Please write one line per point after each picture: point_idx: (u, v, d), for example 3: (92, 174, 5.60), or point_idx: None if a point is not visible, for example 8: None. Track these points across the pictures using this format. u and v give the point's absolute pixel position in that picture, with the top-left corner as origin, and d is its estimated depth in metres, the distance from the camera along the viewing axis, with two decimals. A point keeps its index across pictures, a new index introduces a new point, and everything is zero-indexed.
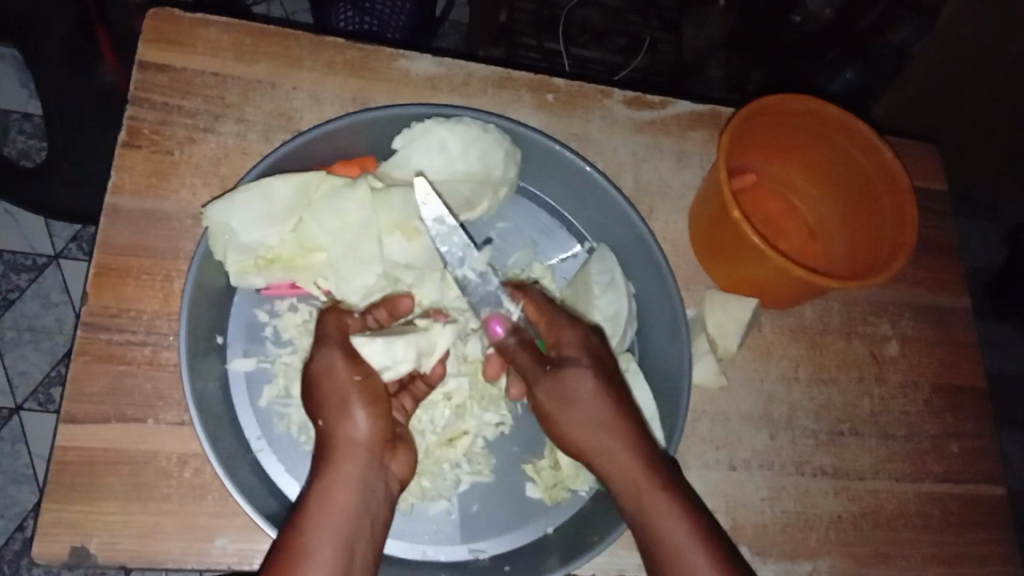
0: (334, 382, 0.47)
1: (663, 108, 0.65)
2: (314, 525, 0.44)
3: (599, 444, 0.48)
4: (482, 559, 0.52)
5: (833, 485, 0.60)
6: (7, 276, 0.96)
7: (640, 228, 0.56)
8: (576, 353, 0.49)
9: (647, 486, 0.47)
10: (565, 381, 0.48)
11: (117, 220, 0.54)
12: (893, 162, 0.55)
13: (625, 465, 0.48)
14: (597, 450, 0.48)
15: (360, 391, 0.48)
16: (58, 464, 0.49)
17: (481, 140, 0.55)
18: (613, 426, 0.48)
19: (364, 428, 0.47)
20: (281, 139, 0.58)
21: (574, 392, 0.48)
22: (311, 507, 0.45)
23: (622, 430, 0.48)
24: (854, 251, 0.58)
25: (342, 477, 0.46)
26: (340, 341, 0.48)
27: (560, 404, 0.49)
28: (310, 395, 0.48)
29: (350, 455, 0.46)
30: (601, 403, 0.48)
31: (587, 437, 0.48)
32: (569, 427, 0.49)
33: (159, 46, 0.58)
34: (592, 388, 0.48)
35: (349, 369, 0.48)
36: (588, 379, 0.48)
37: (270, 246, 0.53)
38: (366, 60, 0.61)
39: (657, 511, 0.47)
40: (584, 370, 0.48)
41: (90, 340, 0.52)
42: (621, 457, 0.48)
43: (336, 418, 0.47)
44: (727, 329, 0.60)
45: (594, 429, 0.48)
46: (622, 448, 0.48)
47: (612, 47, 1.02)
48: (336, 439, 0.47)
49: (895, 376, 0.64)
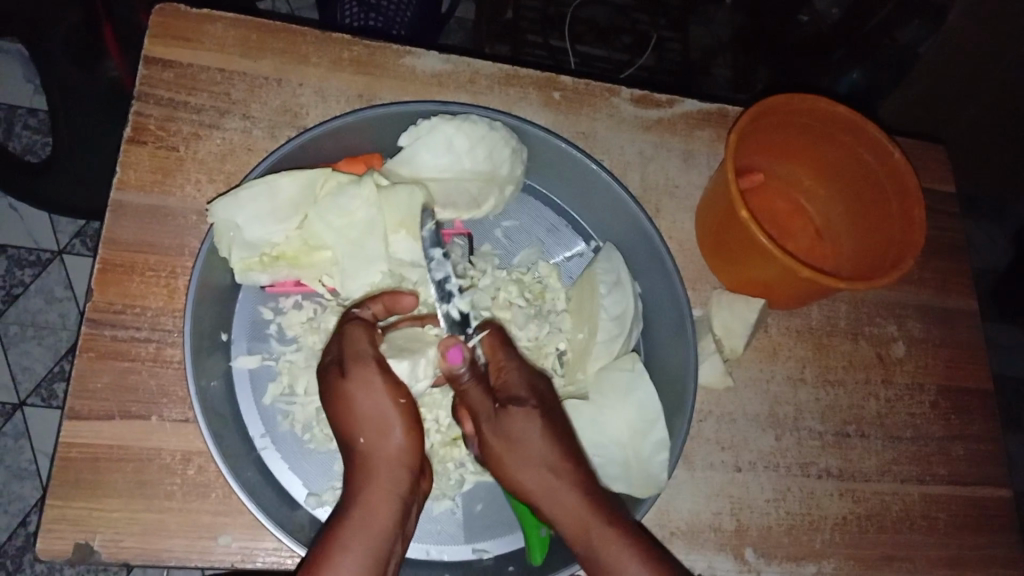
0: (380, 403, 0.47)
1: (671, 106, 0.65)
2: (351, 543, 0.44)
3: (544, 483, 0.48)
4: (487, 559, 0.52)
5: (838, 487, 0.59)
6: (11, 271, 0.96)
7: (647, 227, 0.56)
8: (524, 392, 0.49)
9: (594, 523, 0.47)
10: (512, 422, 0.48)
11: (122, 216, 0.54)
12: (903, 163, 0.55)
13: (569, 504, 0.47)
14: (545, 490, 0.48)
15: (403, 414, 0.47)
16: (63, 461, 0.49)
17: (487, 137, 0.55)
18: (559, 467, 0.48)
19: (401, 448, 0.47)
20: (287, 135, 0.58)
21: (519, 433, 0.48)
22: (348, 523, 0.45)
23: (570, 470, 0.48)
24: (861, 253, 0.58)
25: (381, 495, 0.46)
26: (376, 360, 0.47)
27: (504, 443, 0.48)
28: (346, 414, 0.47)
29: (392, 473, 0.46)
30: (546, 444, 0.48)
31: (532, 477, 0.48)
32: (514, 466, 0.48)
33: (165, 41, 0.57)
34: (538, 430, 0.48)
35: (391, 393, 0.47)
36: (535, 419, 0.48)
37: (276, 243, 0.53)
38: (372, 56, 0.61)
39: (605, 545, 0.46)
40: (531, 412, 0.48)
41: (95, 336, 0.51)
42: (564, 496, 0.47)
43: (376, 437, 0.47)
44: (734, 329, 0.59)
45: (535, 469, 0.48)
46: (570, 487, 0.47)
47: (619, 45, 1.02)
48: (375, 458, 0.47)
49: (901, 378, 0.64)
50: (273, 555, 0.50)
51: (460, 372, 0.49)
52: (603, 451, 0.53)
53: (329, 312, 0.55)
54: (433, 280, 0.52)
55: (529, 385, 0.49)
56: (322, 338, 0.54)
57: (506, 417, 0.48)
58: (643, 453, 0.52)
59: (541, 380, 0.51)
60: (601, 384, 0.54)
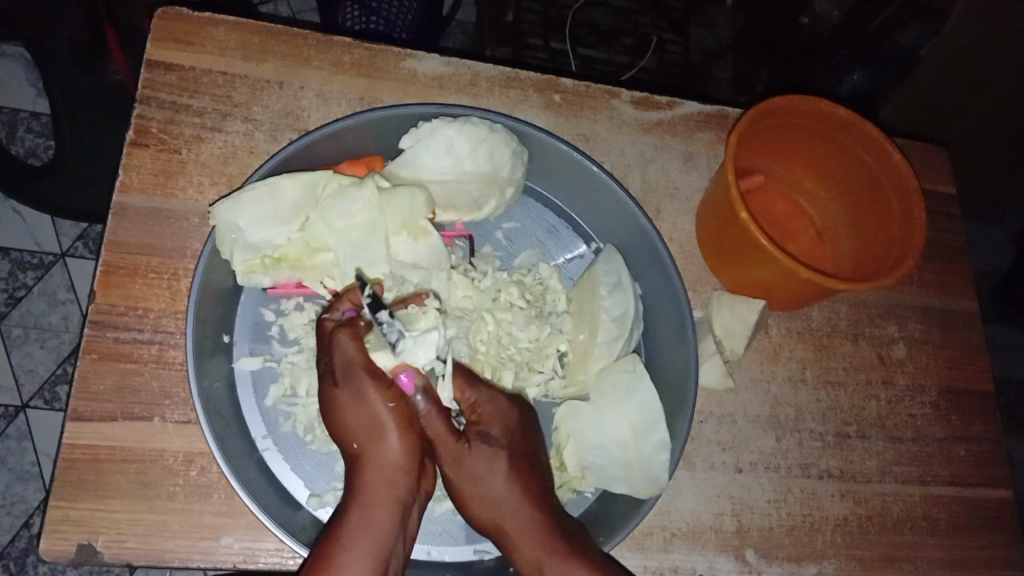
0: (375, 409, 0.47)
1: (671, 108, 0.65)
2: (354, 541, 0.45)
3: (500, 523, 0.49)
4: (488, 560, 0.52)
5: (840, 487, 0.59)
6: (14, 274, 0.96)
7: (645, 227, 0.56)
8: (495, 426, 0.50)
9: (551, 559, 0.48)
10: (476, 457, 0.49)
11: (124, 218, 0.54)
12: (903, 164, 0.55)
13: (528, 540, 0.49)
14: (503, 527, 0.49)
15: (395, 418, 0.47)
16: (67, 462, 0.49)
17: (487, 140, 0.55)
18: (522, 505, 0.49)
19: (397, 453, 0.47)
20: (288, 138, 0.58)
21: (482, 471, 0.49)
22: (349, 525, 0.46)
23: (534, 509, 0.49)
24: (861, 254, 0.58)
25: (378, 497, 0.47)
26: (365, 369, 0.47)
27: (466, 481, 0.49)
28: (343, 419, 0.48)
29: (387, 479, 0.47)
30: (508, 483, 0.49)
31: (489, 516, 0.49)
32: (479, 499, 0.49)
33: (168, 44, 0.58)
34: (502, 469, 0.49)
35: (384, 398, 0.47)
36: (499, 458, 0.49)
37: (277, 245, 0.53)
38: (373, 59, 0.61)
39: None
40: (496, 450, 0.49)
41: (98, 337, 0.52)
42: (525, 533, 0.49)
43: (370, 444, 0.47)
44: (736, 331, 0.59)
45: (496, 507, 0.49)
46: (530, 527, 0.49)
47: (619, 47, 1.02)
48: (371, 461, 0.47)
49: (902, 379, 0.64)
50: (275, 556, 0.50)
51: (416, 401, 0.49)
52: (604, 451, 0.53)
53: None
54: (389, 341, 0.48)
55: (500, 421, 0.50)
56: None
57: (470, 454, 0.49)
58: (644, 452, 0.52)
59: (515, 410, 0.51)
60: (601, 385, 0.54)
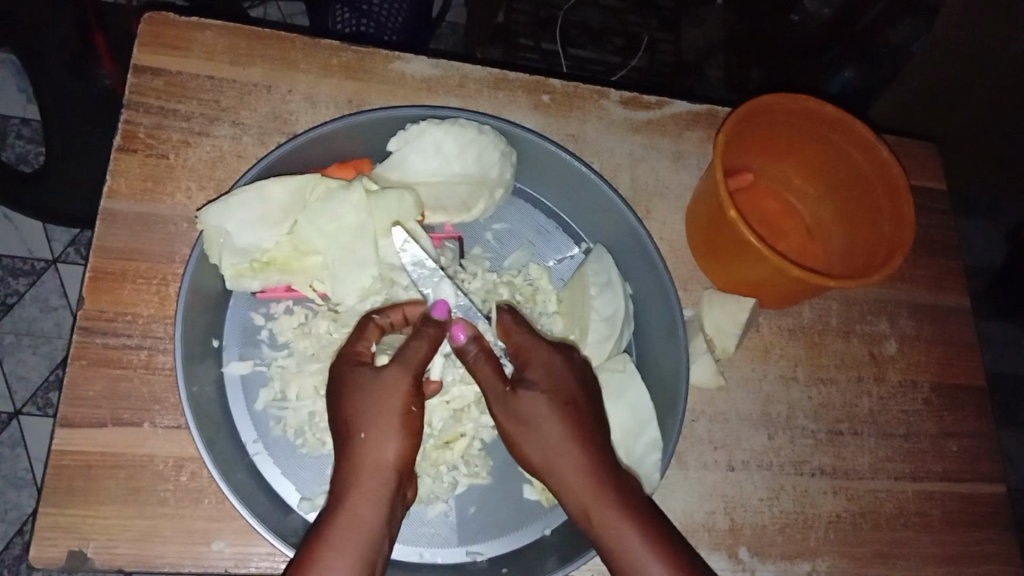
0: (384, 399, 0.46)
1: (660, 108, 0.65)
2: (341, 543, 0.43)
3: (551, 463, 0.47)
4: (480, 562, 0.52)
5: (832, 484, 0.59)
6: (5, 280, 0.96)
7: (635, 227, 0.56)
8: (539, 372, 0.49)
9: (596, 504, 0.46)
10: (523, 405, 0.47)
11: (113, 224, 0.54)
12: (891, 161, 0.55)
13: (575, 484, 0.47)
14: (551, 469, 0.47)
15: (408, 421, 0.46)
16: (56, 468, 0.49)
17: (476, 141, 0.55)
18: (569, 451, 0.47)
19: (394, 453, 0.45)
20: (276, 142, 0.58)
21: (530, 415, 0.47)
22: (338, 526, 0.44)
23: (581, 459, 0.47)
24: (850, 252, 0.58)
25: (367, 496, 0.45)
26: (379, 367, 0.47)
27: (518, 425, 0.48)
28: (351, 408, 0.46)
29: (378, 476, 0.45)
30: (559, 428, 0.47)
31: (543, 461, 0.47)
32: (529, 443, 0.48)
33: (155, 49, 0.58)
34: (551, 414, 0.47)
35: (404, 399, 0.46)
36: (549, 403, 0.47)
37: (266, 248, 0.53)
38: (361, 62, 0.61)
39: (607, 525, 0.46)
40: (542, 395, 0.47)
41: (87, 343, 0.52)
42: (572, 476, 0.47)
43: (376, 438, 0.45)
44: (726, 329, 0.59)
45: (545, 450, 0.47)
46: (579, 472, 0.47)
47: (610, 47, 1.02)
48: (365, 459, 0.45)
49: (893, 376, 0.64)
50: (267, 560, 0.50)
51: (466, 347, 0.49)
52: None
53: (321, 318, 0.55)
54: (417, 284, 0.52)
55: (548, 371, 0.49)
56: (313, 344, 0.54)
57: (518, 401, 0.47)
58: (635, 453, 0.52)
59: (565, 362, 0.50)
60: None
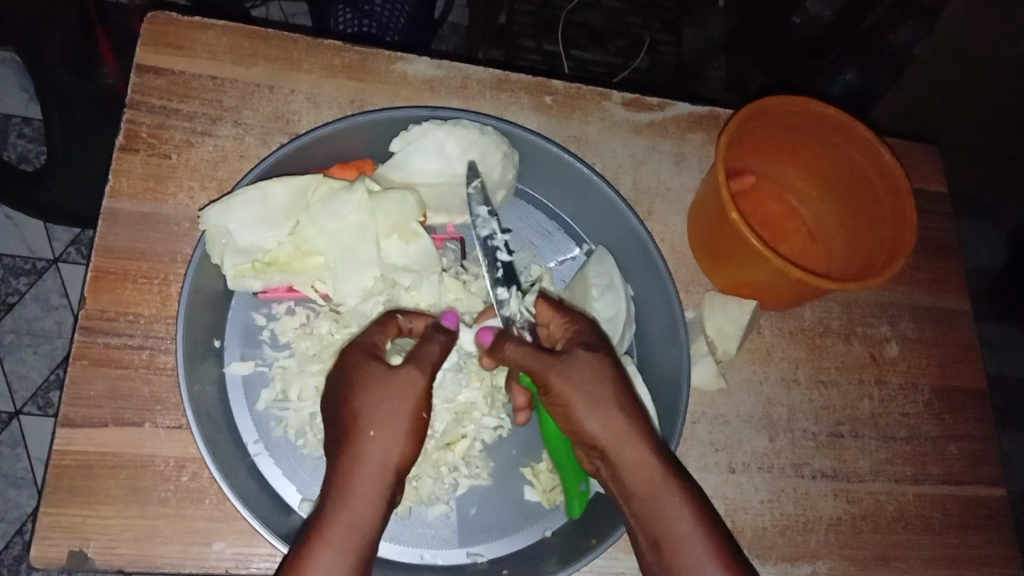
0: (393, 397, 0.45)
1: (662, 110, 0.65)
2: (334, 541, 0.42)
3: (613, 426, 0.46)
4: (481, 563, 0.52)
5: (833, 487, 0.59)
6: (6, 279, 0.96)
7: (637, 230, 0.56)
8: (593, 337, 0.49)
9: (659, 472, 0.45)
10: (581, 361, 0.47)
11: (114, 224, 0.54)
12: (893, 164, 0.55)
13: (636, 453, 0.45)
14: (611, 434, 0.46)
15: (417, 426, 0.45)
16: (58, 468, 0.49)
17: (478, 142, 0.55)
18: (630, 412, 0.46)
19: (400, 454, 0.44)
20: (278, 142, 0.58)
21: (589, 375, 0.46)
22: (332, 523, 0.43)
23: (639, 424, 0.46)
24: (852, 254, 0.58)
25: (362, 495, 0.43)
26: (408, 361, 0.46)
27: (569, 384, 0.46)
28: (358, 401, 0.45)
29: (375, 476, 0.44)
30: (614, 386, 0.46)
31: (600, 424, 0.46)
32: (583, 404, 0.46)
33: (158, 49, 0.58)
34: (609, 374, 0.47)
35: (417, 406, 0.45)
36: (603, 363, 0.47)
37: (268, 249, 0.53)
38: (363, 62, 0.61)
39: (667, 495, 0.45)
40: (601, 355, 0.47)
41: (88, 343, 0.52)
42: (632, 441, 0.46)
43: (387, 436, 0.44)
44: (727, 331, 0.59)
45: (602, 413, 0.46)
46: (638, 438, 0.46)
47: (612, 49, 1.02)
48: (370, 458, 0.44)
49: (894, 379, 0.64)
50: (267, 561, 0.50)
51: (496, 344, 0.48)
52: None
53: (323, 318, 0.55)
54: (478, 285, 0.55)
55: (596, 334, 0.49)
56: (315, 344, 0.54)
57: (573, 359, 0.47)
58: None
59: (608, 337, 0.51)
60: None
